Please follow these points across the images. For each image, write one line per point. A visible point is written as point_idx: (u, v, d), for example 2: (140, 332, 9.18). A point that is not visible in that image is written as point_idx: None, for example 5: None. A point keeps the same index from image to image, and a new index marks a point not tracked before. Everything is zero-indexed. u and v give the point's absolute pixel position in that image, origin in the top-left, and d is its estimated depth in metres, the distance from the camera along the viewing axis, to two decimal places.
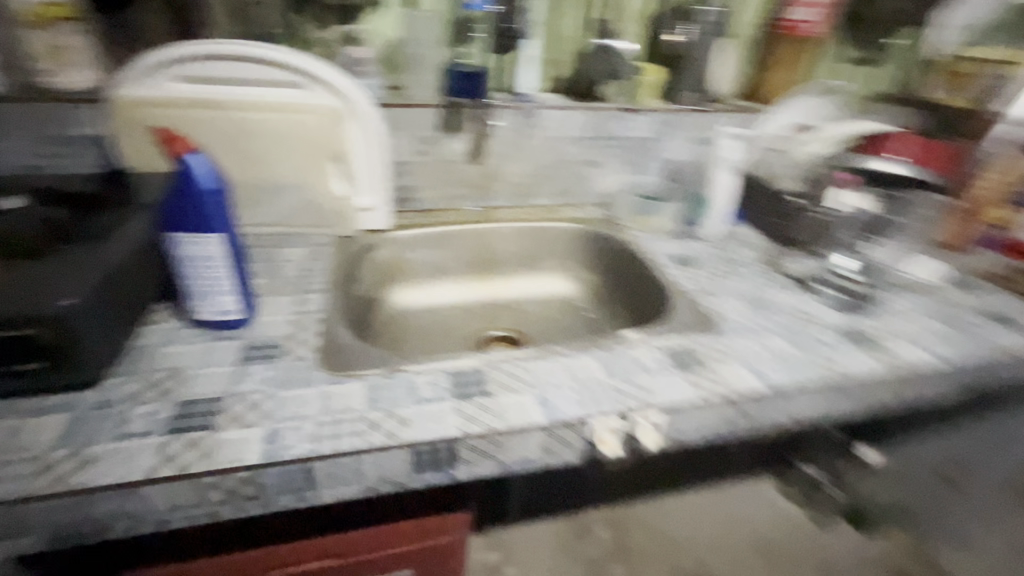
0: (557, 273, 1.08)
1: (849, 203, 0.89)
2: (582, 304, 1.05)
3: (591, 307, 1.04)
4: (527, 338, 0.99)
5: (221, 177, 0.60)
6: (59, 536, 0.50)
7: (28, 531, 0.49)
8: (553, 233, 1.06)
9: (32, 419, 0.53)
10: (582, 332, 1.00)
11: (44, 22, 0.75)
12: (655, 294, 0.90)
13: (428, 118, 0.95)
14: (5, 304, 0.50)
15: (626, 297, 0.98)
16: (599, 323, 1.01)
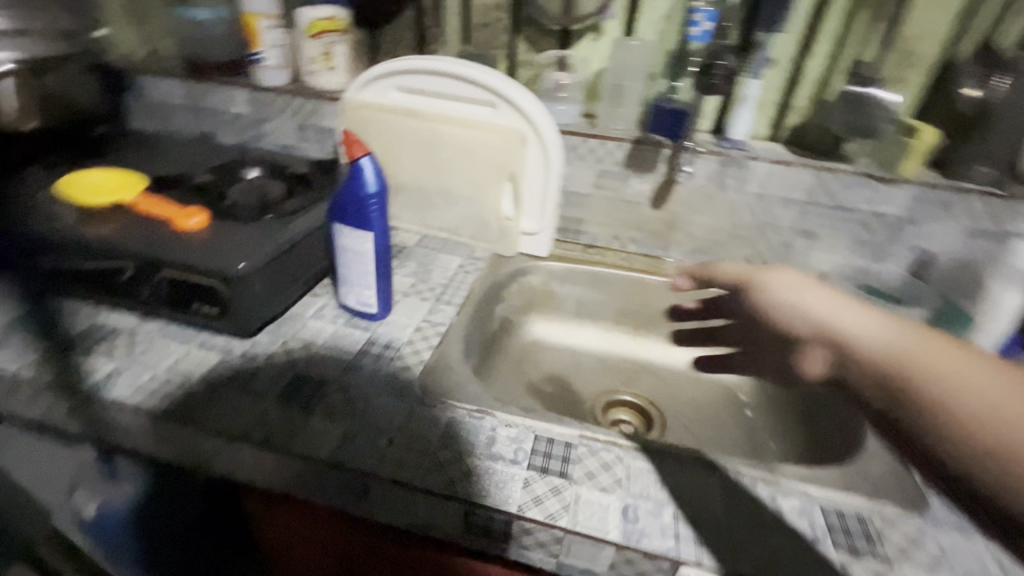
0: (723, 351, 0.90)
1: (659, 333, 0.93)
2: (744, 398, 0.86)
3: (755, 405, 0.84)
4: (661, 416, 0.84)
5: (384, 183, 0.63)
6: (180, 455, 0.59)
7: (164, 444, 0.59)
8: None
9: (200, 352, 0.64)
10: (732, 431, 0.81)
11: (320, 34, 0.91)
12: (848, 425, 0.67)
13: (614, 153, 0.89)
14: (203, 258, 0.62)
15: (805, 411, 0.76)
16: (759, 429, 0.81)
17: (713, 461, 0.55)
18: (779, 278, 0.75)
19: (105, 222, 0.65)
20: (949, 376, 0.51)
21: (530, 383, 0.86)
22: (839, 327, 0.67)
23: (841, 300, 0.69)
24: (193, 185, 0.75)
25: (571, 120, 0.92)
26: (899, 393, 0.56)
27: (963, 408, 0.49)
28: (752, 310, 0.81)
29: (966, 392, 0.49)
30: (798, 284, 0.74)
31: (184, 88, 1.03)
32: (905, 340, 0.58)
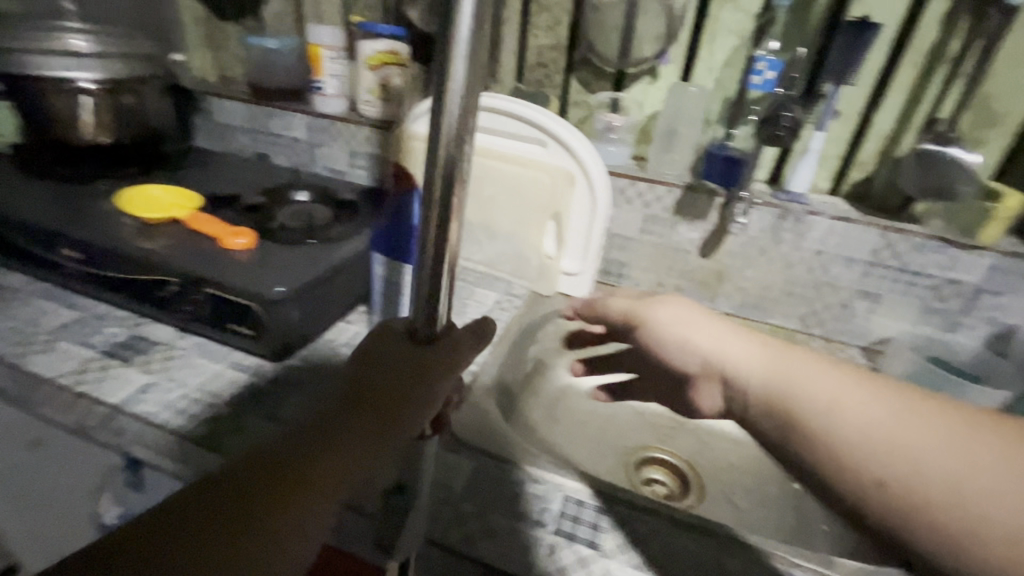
0: None
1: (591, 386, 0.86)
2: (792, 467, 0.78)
3: None
4: (696, 479, 0.78)
5: (429, 217, 0.62)
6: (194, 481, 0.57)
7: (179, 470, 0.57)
8: None
9: (229, 372, 0.63)
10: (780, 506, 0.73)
11: (379, 65, 0.95)
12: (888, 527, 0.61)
13: (662, 198, 0.86)
14: (245, 279, 0.61)
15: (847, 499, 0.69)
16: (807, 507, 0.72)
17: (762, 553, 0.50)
18: (668, 310, 0.65)
19: (157, 237, 0.67)
20: (841, 408, 0.46)
21: (558, 430, 0.82)
22: (732, 362, 0.58)
23: (727, 331, 0.60)
24: (242, 204, 0.76)
25: (620, 163, 0.90)
26: (790, 430, 0.49)
27: (904, 471, 0.40)
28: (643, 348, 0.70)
29: (870, 429, 0.43)
30: (687, 316, 0.64)
31: (247, 111, 1.07)
32: (781, 365, 0.53)
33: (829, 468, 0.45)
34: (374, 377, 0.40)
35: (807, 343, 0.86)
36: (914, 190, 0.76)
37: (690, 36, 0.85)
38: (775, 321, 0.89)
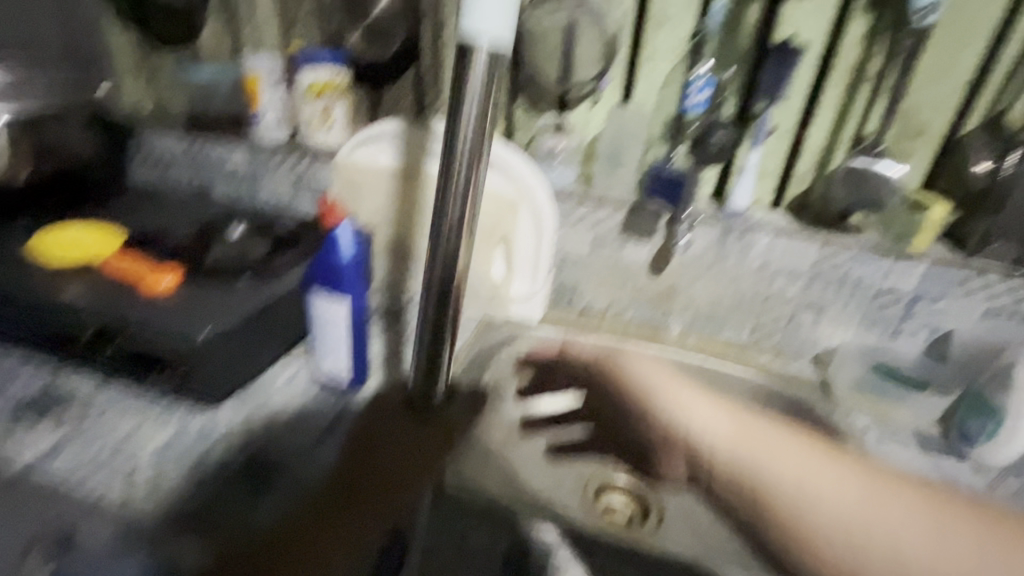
0: None
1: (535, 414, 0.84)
2: None
3: None
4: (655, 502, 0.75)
5: (362, 250, 0.60)
6: None
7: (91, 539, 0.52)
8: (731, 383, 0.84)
9: (152, 424, 0.59)
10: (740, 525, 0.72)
11: (318, 93, 0.93)
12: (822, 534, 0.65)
13: (608, 218, 0.86)
14: (167, 324, 0.58)
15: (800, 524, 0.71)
16: None
17: None
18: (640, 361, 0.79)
19: (74, 282, 0.63)
20: (804, 489, 0.57)
21: (512, 462, 0.79)
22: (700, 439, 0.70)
23: (697, 400, 0.73)
24: (171, 241, 0.72)
25: (567, 184, 0.89)
26: (764, 507, 0.58)
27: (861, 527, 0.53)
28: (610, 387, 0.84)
29: (829, 501, 0.55)
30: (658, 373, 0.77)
31: (184, 143, 1.04)
32: (745, 435, 0.65)
33: (783, 537, 0.56)
34: (383, 463, 0.56)
35: (758, 356, 0.87)
36: (847, 204, 0.78)
37: (626, 58, 0.86)
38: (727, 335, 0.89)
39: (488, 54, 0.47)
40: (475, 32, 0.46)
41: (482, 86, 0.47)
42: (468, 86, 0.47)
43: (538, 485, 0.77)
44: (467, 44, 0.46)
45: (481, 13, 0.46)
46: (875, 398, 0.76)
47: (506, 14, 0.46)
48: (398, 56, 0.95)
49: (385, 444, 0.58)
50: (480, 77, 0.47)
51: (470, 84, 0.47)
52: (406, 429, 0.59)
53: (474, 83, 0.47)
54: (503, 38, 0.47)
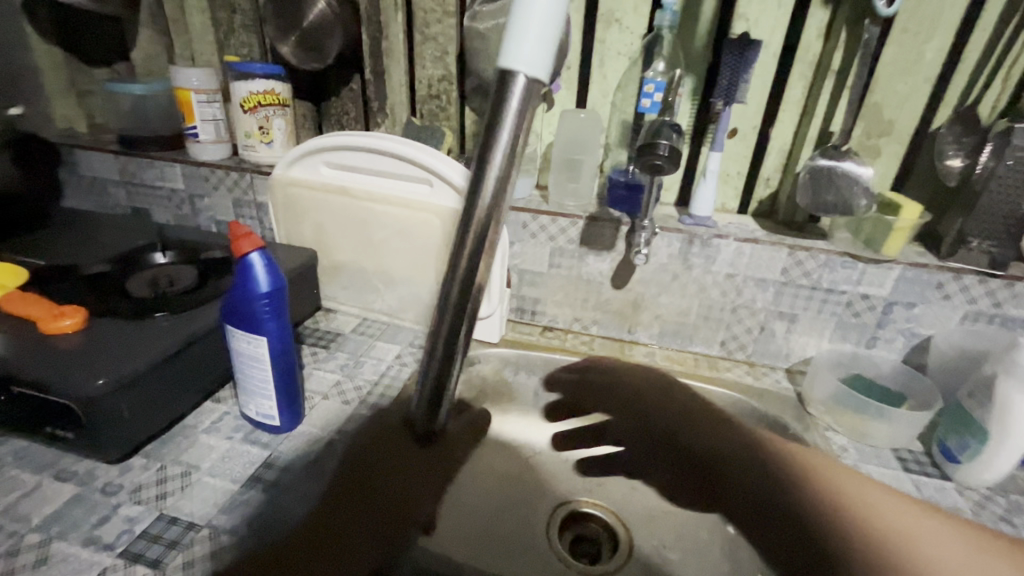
0: None
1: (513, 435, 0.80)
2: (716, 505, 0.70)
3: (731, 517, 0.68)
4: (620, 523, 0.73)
5: (281, 281, 0.54)
6: None
7: None
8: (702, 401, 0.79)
9: (50, 483, 0.53)
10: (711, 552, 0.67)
11: (256, 105, 0.87)
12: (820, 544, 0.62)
13: (565, 230, 0.80)
14: (62, 372, 0.52)
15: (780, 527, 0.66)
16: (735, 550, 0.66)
17: None
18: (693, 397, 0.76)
19: None
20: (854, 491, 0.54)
21: (470, 505, 0.71)
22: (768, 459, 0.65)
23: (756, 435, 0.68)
24: (81, 275, 0.66)
25: (522, 195, 0.84)
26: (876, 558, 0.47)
27: None
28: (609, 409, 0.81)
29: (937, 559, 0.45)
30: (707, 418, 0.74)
31: (117, 164, 0.97)
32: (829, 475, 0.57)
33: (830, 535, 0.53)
34: None
35: (731, 369, 0.82)
36: (815, 207, 0.73)
37: (580, 58, 0.80)
38: (698, 348, 0.84)
39: (528, 77, 0.36)
40: (518, 56, 0.36)
41: (515, 121, 0.37)
42: (505, 116, 0.36)
43: (500, 534, 0.70)
44: (506, 69, 0.36)
45: (523, 32, 0.35)
46: (852, 416, 0.71)
47: (555, 31, 0.36)
48: (341, 65, 0.89)
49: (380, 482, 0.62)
50: (517, 104, 0.36)
51: (508, 103, 0.36)
52: (408, 463, 0.65)
53: (508, 115, 0.36)
54: (547, 63, 0.36)
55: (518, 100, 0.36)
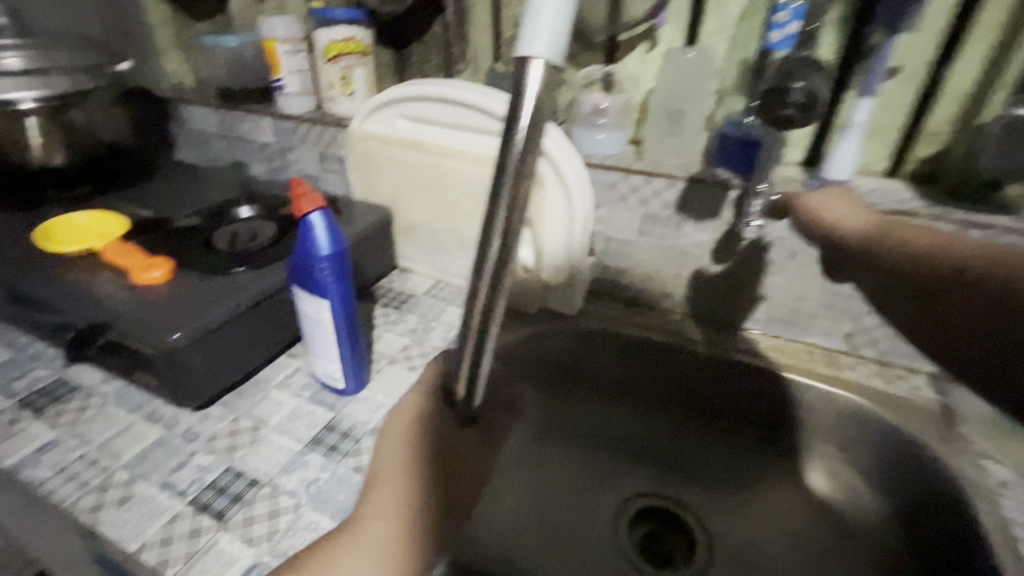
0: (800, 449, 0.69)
1: (636, 425, 0.76)
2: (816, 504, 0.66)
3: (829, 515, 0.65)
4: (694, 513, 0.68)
5: (342, 242, 0.51)
6: (84, 556, 0.50)
7: (70, 543, 0.50)
8: (810, 404, 0.66)
9: (140, 424, 0.57)
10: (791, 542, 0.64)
11: (338, 55, 0.83)
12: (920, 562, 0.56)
13: (661, 193, 0.69)
14: (145, 323, 0.54)
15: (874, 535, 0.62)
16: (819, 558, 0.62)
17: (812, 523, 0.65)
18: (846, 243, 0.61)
19: (70, 273, 0.61)
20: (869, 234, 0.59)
21: (532, 493, 0.69)
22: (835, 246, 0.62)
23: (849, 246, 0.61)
24: (174, 227, 0.69)
25: (612, 151, 0.74)
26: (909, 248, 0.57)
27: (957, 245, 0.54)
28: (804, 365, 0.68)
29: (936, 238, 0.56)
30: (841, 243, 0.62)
31: (218, 117, 1.01)
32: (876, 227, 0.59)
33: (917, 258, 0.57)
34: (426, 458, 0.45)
35: (854, 366, 0.68)
36: (1005, 173, 0.56)
37: None
38: (814, 340, 0.71)
39: (547, 61, 0.33)
40: (534, 41, 0.32)
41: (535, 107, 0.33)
42: (523, 100, 0.33)
43: (560, 523, 0.67)
44: (523, 59, 0.33)
45: (538, 13, 0.32)
46: None
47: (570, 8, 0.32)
48: (424, 7, 0.83)
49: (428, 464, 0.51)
50: (534, 90, 0.33)
51: (525, 88, 0.33)
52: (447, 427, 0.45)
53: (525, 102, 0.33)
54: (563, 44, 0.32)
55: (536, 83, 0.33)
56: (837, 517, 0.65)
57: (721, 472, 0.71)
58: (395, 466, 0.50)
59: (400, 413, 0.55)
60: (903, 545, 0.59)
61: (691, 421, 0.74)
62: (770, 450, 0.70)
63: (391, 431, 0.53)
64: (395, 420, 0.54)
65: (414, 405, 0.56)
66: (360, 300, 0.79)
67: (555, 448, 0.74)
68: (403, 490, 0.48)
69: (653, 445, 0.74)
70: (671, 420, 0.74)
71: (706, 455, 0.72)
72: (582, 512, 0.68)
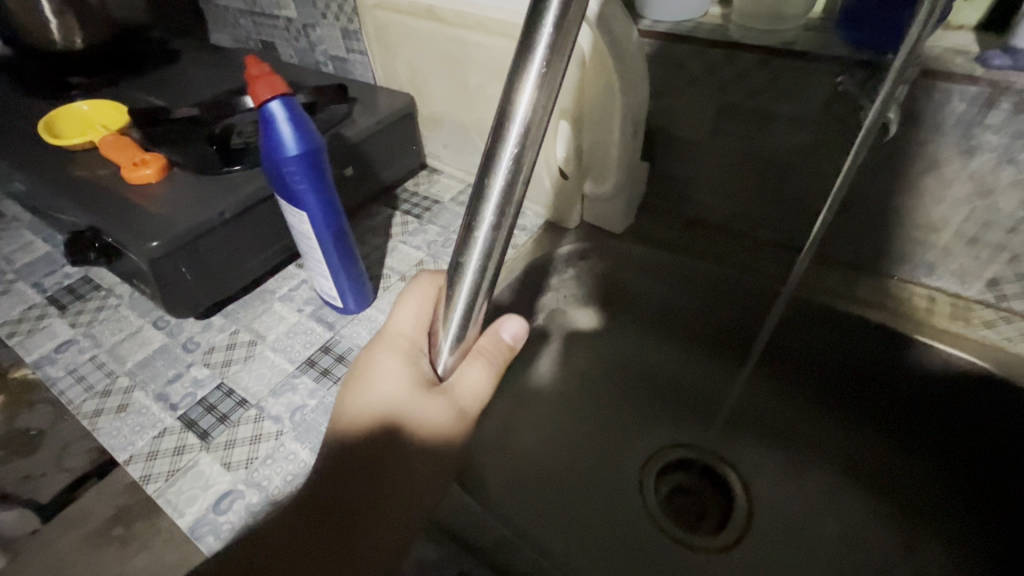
0: (869, 407, 0.55)
1: (684, 364, 0.65)
2: (874, 472, 0.55)
3: (891, 487, 0.53)
4: (735, 472, 0.58)
5: (312, 139, 0.42)
6: None
7: None
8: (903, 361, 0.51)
9: (148, 329, 0.56)
10: (851, 519, 0.53)
11: None
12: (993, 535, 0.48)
13: (746, 76, 0.51)
14: (129, 229, 0.50)
15: (942, 507, 0.51)
16: (882, 537, 0.51)
17: (876, 496, 0.54)
18: None
19: (74, 170, 0.58)
20: None
21: (561, 429, 0.61)
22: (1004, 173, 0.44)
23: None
24: (178, 120, 0.63)
25: (694, 17, 0.53)
26: None
27: None
28: (916, 315, 0.52)
29: None
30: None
31: None
32: None
33: None
34: (393, 413, 0.38)
35: (994, 323, 0.50)
36: None
37: None
38: (944, 287, 0.53)
39: None
40: None
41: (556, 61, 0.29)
42: None
43: (584, 466, 0.59)
44: None
45: None
46: None
47: None
48: None
49: (422, 440, 0.37)
50: None
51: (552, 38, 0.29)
52: (406, 381, 0.39)
53: (546, 60, 0.29)
54: None
55: (556, 28, 0.29)
56: (894, 489, 0.53)
57: (788, 439, 0.58)
58: (371, 424, 0.38)
59: (391, 354, 0.40)
60: (964, 518, 0.49)
61: (769, 378, 0.60)
62: (857, 415, 0.56)
63: (374, 377, 0.40)
64: (382, 367, 0.40)
65: (408, 346, 0.40)
66: (379, 205, 0.71)
67: (590, 384, 0.65)
68: (376, 456, 0.37)
69: (716, 399, 0.62)
70: (742, 374, 0.61)
71: (779, 418, 0.60)
72: (609, 453, 0.60)
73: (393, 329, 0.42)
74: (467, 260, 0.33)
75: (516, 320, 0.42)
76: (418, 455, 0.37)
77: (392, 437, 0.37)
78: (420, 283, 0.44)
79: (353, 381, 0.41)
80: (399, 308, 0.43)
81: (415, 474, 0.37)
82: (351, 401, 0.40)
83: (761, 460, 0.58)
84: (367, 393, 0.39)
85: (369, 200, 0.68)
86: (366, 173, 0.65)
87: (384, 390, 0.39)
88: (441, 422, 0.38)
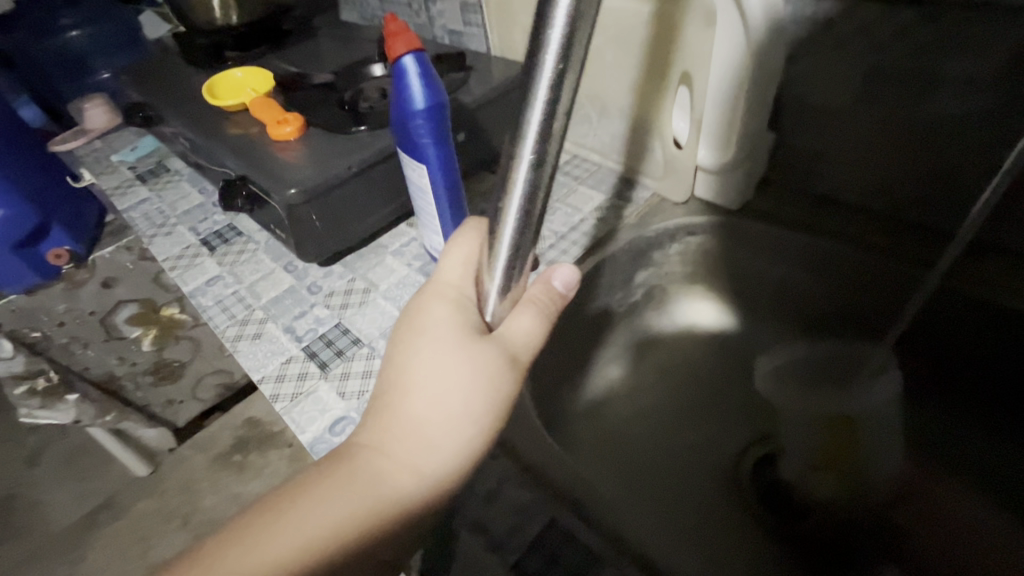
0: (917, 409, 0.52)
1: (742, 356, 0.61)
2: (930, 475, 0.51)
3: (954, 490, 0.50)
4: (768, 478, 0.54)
5: (439, 94, 0.45)
6: None
7: None
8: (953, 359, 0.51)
9: (280, 271, 0.62)
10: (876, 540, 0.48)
11: None
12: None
13: (907, 35, 0.46)
14: (271, 178, 0.56)
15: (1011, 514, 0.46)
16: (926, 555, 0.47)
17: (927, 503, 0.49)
18: None
19: (228, 128, 0.66)
20: None
21: (654, 412, 0.60)
22: None
23: None
24: (316, 85, 0.69)
25: None
26: None
27: None
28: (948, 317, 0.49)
29: None
30: None
31: None
32: None
33: None
34: (428, 389, 0.34)
35: None
36: None
37: None
38: None
39: None
40: None
41: None
42: None
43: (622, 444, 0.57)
44: None
45: None
46: None
47: None
48: None
49: (464, 408, 0.34)
50: None
51: None
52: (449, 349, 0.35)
53: None
54: None
55: None
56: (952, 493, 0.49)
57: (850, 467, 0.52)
58: (409, 389, 0.34)
59: (438, 302, 0.37)
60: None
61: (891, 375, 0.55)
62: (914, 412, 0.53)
63: (418, 329, 0.36)
64: (431, 315, 0.37)
65: (454, 296, 0.37)
66: (487, 173, 0.72)
67: (686, 364, 0.63)
68: (412, 425, 0.33)
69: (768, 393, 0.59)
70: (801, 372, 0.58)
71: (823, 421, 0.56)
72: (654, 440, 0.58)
73: (439, 279, 0.39)
74: (508, 200, 0.33)
75: (567, 267, 0.40)
76: (458, 421, 0.34)
77: (431, 403, 0.34)
78: (465, 230, 0.41)
79: (400, 335, 0.37)
80: (447, 253, 0.40)
81: (452, 444, 0.33)
82: (395, 358, 0.36)
83: (814, 479, 0.53)
84: (415, 352, 0.35)
85: (475, 166, 0.70)
86: (476, 139, 0.67)
87: (436, 355, 0.35)
88: (483, 386, 0.34)
